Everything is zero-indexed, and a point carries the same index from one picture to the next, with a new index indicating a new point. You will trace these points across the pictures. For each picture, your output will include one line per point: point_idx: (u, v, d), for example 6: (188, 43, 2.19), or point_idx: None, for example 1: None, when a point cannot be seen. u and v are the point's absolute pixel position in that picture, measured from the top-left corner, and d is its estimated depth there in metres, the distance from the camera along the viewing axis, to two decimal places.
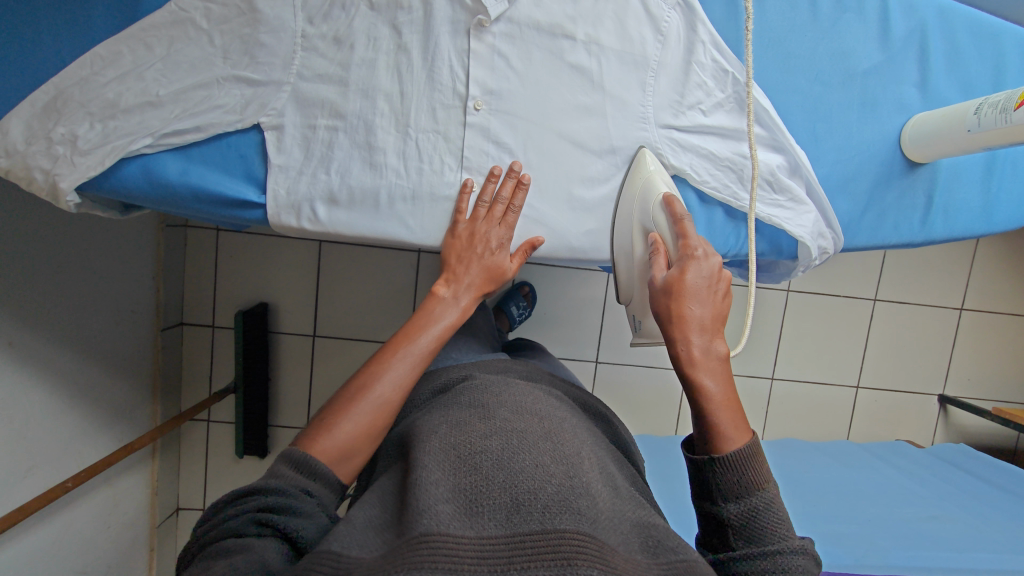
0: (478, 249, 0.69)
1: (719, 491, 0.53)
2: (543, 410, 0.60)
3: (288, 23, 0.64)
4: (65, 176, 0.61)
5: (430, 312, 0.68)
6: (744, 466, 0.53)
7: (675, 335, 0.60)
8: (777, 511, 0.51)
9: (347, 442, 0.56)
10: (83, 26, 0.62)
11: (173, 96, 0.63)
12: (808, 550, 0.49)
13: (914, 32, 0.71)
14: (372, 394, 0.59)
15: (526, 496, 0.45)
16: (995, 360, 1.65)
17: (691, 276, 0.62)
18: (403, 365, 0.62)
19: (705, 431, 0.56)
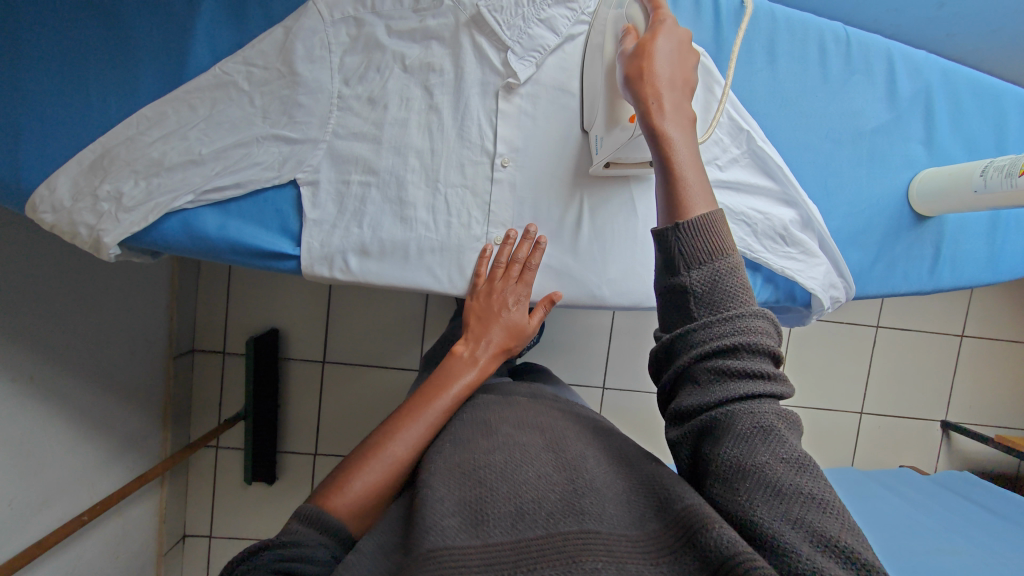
0: (496, 300, 0.70)
1: (682, 258, 0.44)
2: (547, 423, 0.57)
3: (325, 85, 0.67)
4: (109, 232, 0.64)
5: (451, 367, 0.66)
6: (709, 232, 0.45)
7: (642, 92, 0.51)
8: (740, 274, 0.44)
9: (361, 496, 0.53)
10: (130, 89, 0.65)
11: (213, 154, 0.65)
12: (768, 317, 0.44)
13: (919, 93, 0.74)
14: (390, 453, 0.56)
15: (529, 505, 0.43)
16: (996, 387, 1.67)
17: (664, 37, 0.52)
18: (423, 424, 0.59)
19: (670, 194, 0.48)
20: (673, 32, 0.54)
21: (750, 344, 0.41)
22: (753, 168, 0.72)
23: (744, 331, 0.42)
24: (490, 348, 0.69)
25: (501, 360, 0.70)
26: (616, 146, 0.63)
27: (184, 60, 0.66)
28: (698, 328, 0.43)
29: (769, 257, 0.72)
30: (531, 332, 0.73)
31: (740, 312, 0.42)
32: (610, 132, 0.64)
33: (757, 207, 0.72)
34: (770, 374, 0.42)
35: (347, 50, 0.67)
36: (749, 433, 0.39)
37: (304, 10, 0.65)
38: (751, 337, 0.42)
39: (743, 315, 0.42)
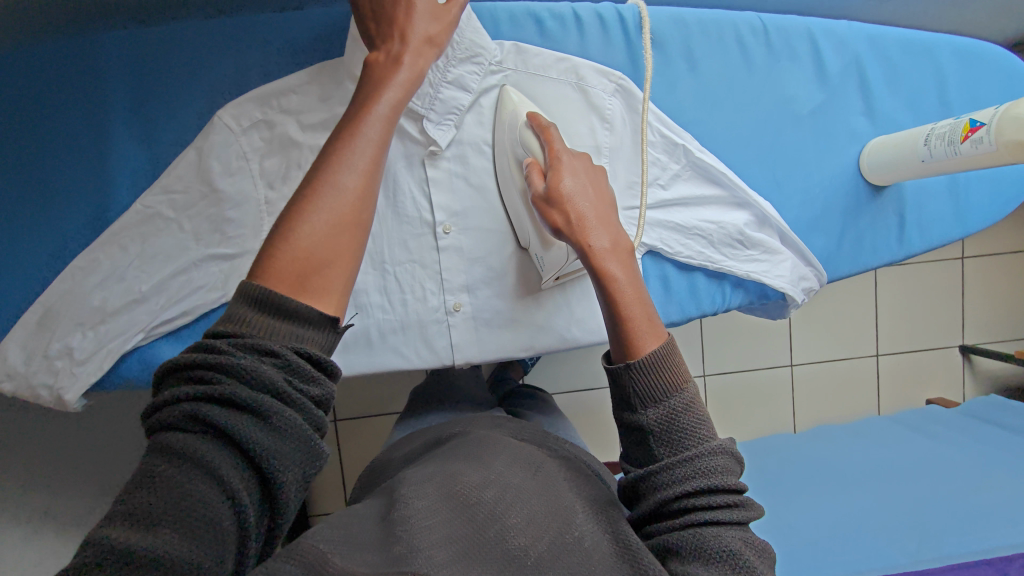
0: (416, 18, 0.56)
1: (637, 398, 0.46)
2: (540, 457, 0.50)
3: (250, 193, 0.66)
4: (69, 388, 0.64)
5: (374, 76, 0.52)
6: (659, 368, 0.46)
7: (575, 236, 0.53)
8: (697, 411, 0.46)
9: (316, 253, 0.42)
10: (60, 244, 0.65)
11: (154, 288, 0.64)
12: (730, 451, 0.44)
13: (850, 65, 0.72)
14: (333, 190, 0.44)
15: (518, 551, 0.38)
16: (1007, 301, 1.64)
17: (569, 177, 0.56)
18: (366, 146, 0.47)
19: (617, 331, 0.49)
20: (579, 165, 0.58)
21: (710, 486, 0.42)
22: (697, 178, 0.71)
23: (704, 469, 0.43)
24: (424, 48, 0.56)
25: (432, 56, 0.57)
26: (559, 263, 0.63)
27: (107, 203, 0.65)
28: (659, 468, 0.44)
29: (731, 265, 0.71)
30: (453, 26, 0.59)
31: (697, 452, 0.43)
32: (547, 250, 0.64)
33: (709, 218, 0.71)
34: (736, 503, 0.42)
35: (264, 153, 0.66)
36: (717, 560, 0.39)
37: (211, 126, 0.64)
38: (711, 476, 0.42)
39: (702, 454, 0.43)
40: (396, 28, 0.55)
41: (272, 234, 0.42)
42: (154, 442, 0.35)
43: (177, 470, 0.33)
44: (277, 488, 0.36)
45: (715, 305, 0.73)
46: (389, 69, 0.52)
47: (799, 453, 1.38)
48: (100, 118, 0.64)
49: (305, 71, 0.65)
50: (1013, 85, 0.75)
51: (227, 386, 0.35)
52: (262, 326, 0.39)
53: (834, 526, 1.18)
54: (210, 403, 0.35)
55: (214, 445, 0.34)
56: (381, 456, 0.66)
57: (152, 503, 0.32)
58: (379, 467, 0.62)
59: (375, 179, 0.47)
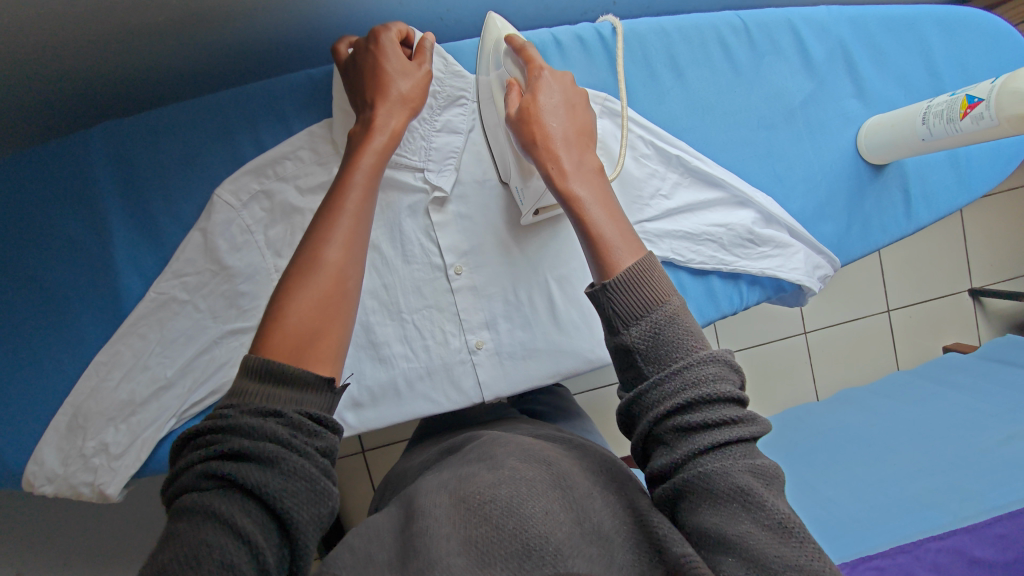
0: (394, 75, 0.55)
1: (618, 318, 0.43)
2: (559, 451, 0.48)
3: (259, 264, 0.65)
4: (109, 483, 0.64)
5: (357, 140, 0.53)
6: (637, 284, 0.43)
7: (541, 158, 0.51)
8: (682, 320, 0.42)
9: (306, 326, 0.43)
10: (79, 343, 0.65)
11: (180, 371, 0.64)
12: (720, 357, 0.41)
13: (834, 51, 0.72)
14: (319, 264, 0.45)
15: (537, 540, 0.36)
16: (1011, 240, 1.63)
17: (544, 95, 0.52)
18: (348, 216, 0.48)
19: (594, 249, 0.47)
20: (558, 82, 0.54)
21: (704, 398, 0.39)
22: (698, 184, 0.71)
23: (695, 379, 0.40)
24: (399, 107, 0.55)
25: (410, 114, 0.56)
26: (538, 194, 0.61)
27: (119, 296, 0.65)
28: (649, 386, 0.41)
29: (745, 264, 0.71)
30: (429, 76, 0.58)
31: (686, 361, 0.40)
32: (528, 183, 0.61)
33: (716, 222, 0.71)
34: (736, 419, 0.39)
35: (267, 223, 0.66)
36: (725, 499, 0.37)
37: (212, 206, 0.64)
38: (704, 385, 0.39)
39: (691, 364, 0.40)
40: (373, 89, 0.55)
41: (265, 315, 0.44)
42: (175, 505, 0.37)
43: (193, 526, 0.34)
44: (293, 529, 0.36)
45: (733, 305, 0.73)
46: (365, 134, 0.53)
47: (826, 422, 1.39)
48: (101, 214, 0.64)
49: (297, 137, 0.65)
50: (999, 45, 0.75)
51: (233, 441, 0.37)
52: (261, 392, 0.39)
53: (874, 494, 1.18)
54: (220, 459, 0.36)
55: (228, 497, 0.35)
56: (395, 466, 0.65)
57: (175, 558, 0.33)
58: (397, 474, 0.62)
59: (360, 247, 0.48)
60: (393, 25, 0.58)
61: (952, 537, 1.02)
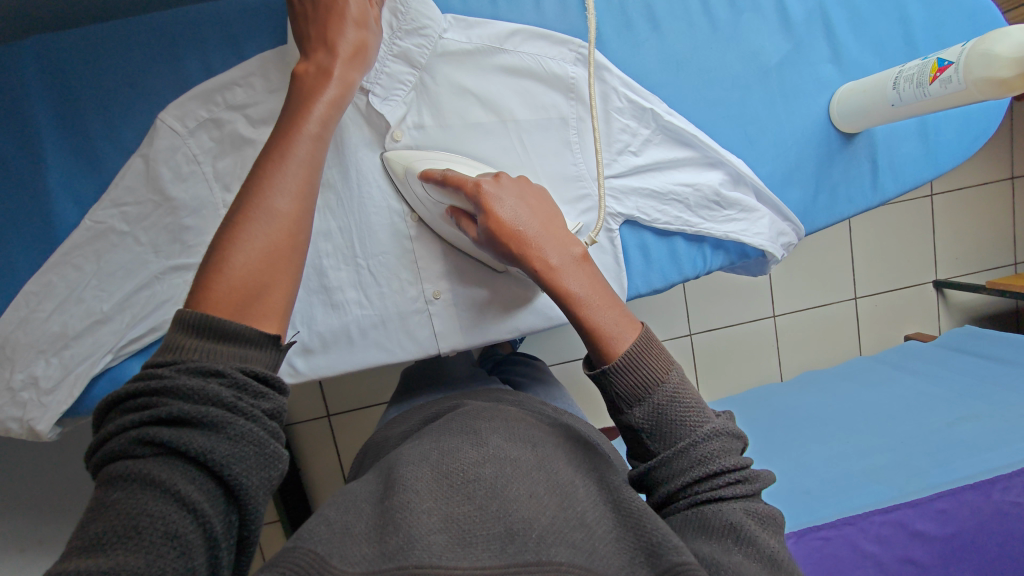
0: (348, 24, 0.54)
1: (620, 399, 0.45)
2: (537, 429, 0.49)
3: (206, 198, 0.63)
4: (39, 419, 0.61)
5: (307, 87, 0.52)
6: (638, 366, 0.45)
7: (525, 258, 0.52)
8: (683, 397, 0.45)
9: (254, 275, 0.42)
10: (8, 271, 0.61)
11: (117, 307, 0.62)
12: (725, 431, 0.43)
13: (813, 12, 0.71)
14: (270, 213, 0.45)
15: (520, 525, 0.37)
16: (978, 233, 1.65)
17: (501, 201, 0.52)
18: (298, 168, 0.48)
19: (585, 334, 0.48)
20: (504, 187, 0.54)
21: (710, 472, 0.41)
22: (668, 142, 0.69)
23: (704, 459, 0.42)
24: (352, 57, 0.54)
25: (364, 68, 0.56)
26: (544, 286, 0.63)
27: (53, 222, 0.61)
28: (659, 464, 0.43)
29: (710, 227, 0.70)
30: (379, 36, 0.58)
31: (689, 442, 0.42)
32: None
33: (684, 181, 0.69)
34: (738, 477, 0.42)
35: (215, 155, 0.62)
36: (715, 528, 0.39)
37: (155, 131, 0.60)
38: (710, 461, 0.42)
39: (697, 442, 0.42)
40: (328, 33, 0.53)
41: (205, 263, 0.42)
42: (106, 471, 0.34)
43: (130, 494, 0.32)
44: (241, 495, 0.35)
45: (696, 269, 0.72)
46: (320, 83, 0.52)
47: (786, 399, 1.42)
48: (33, 134, 0.60)
49: (249, 63, 0.61)
50: (976, 19, 0.74)
51: (172, 406, 0.34)
52: (201, 348, 0.37)
53: (826, 469, 1.21)
54: (158, 425, 0.34)
55: (169, 464, 0.33)
56: (374, 436, 0.64)
57: (109, 529, 0.30)
58: (375, 446, 0.61)
59: (310, 198, 0.48)
60: None
61: (896, 511, 1.06)
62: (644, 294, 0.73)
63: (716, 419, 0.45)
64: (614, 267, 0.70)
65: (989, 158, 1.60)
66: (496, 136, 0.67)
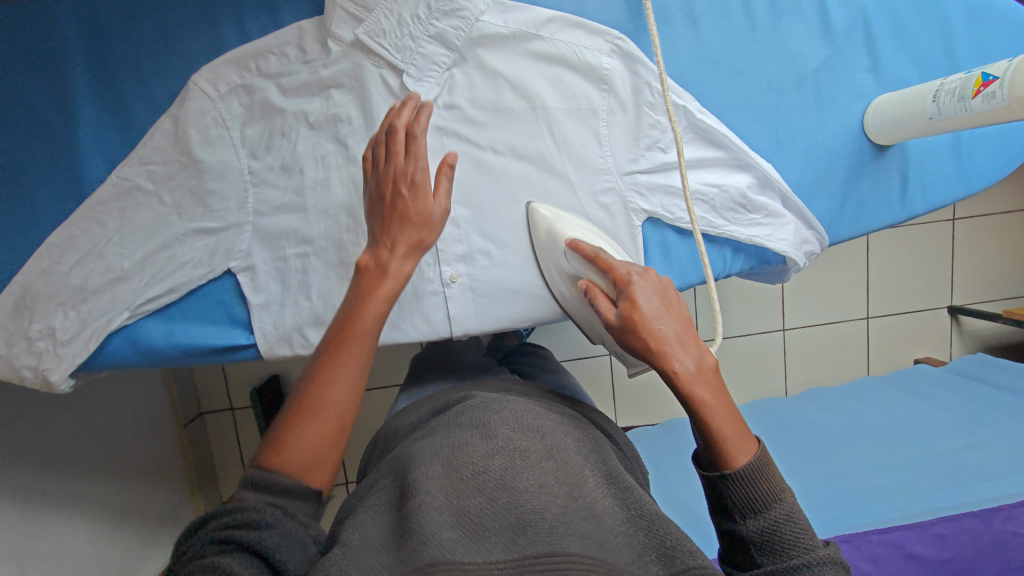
0: (408, 205, 0.53)
1: (735, 507, 0.45)
2: (544, 415, 0.49)
3: (232, 164, 0.63)
4: (54, 370, 0.61)
5: (365, 264, 0.52)
6: (758, 479, 0.45)
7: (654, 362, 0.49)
8: (799, 519, 0.44)
9: (305, 458, 0.43)
10: (33, 222, 0.61)
11: (137, 265, 0.62)
12: (841, 561, 0.42)
13: (856, 19, 0.69)
14: (323, 405, 0.44)
15: (530, 516, 0.38)
16: (998, 261, 1.63)
17: (641, 296, 0.50)
18: (358, 363, 0.47)
19: (710, 441, 0.47)
20: (650, 282, 0.52)
21: None
22: (698, 141, 0.68)
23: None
24: (413, 249, 0.53)
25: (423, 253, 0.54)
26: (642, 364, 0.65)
27: (80, 176, 0.62)
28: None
29: (733, 230, 0.70)
30: (445, 214, 0.56)
31: (801, 562, 0.42)
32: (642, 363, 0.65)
33: (711, 181, 0.69)
34: None
35: (244, 121, 0.63)
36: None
37: (187, 92, 0.61)
38: None
39: (811, 564, 0.42)
40: (386, 210, 0.53)
41: (269, 437, 0.44)
42: None
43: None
44: None
45: (715, 271, 0.72)
46: (376, 280, 0.50)
47: (790, 413, 1.41)
48: (67, 86, 0.61)
49: (284, 31, 0.61)
50: (1021, 38, 0.72)
51: (234, 515, 0.39)
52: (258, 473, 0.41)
53: (828, 485, 1.20)
54: (221, 533, 0.38)
55: (225, 555, 0.36)
56: (385, 428, 0.64)
57: None
58: (384, 438, 0.62)
59: (362, 383, 0.47)
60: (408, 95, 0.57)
61: (895, 532, 1.06)
62: None
63: (833, 547, 0.44)
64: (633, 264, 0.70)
65: (1016, 186, 1.57)
66: (526, 124, 0.67)
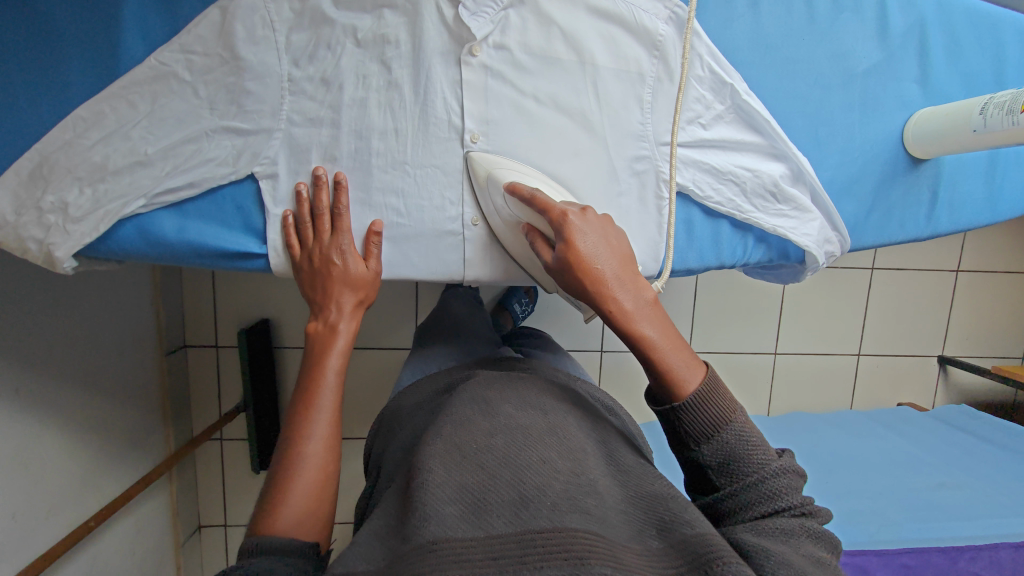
0: (347, 284, 0.66)
1: (691, 438, 0.53)
2: (551, 403, 0.57)
3: (273, 68, 0.62)
4: (60, 245, 0.60)
5: (318, 343, 0.67)
6: (709, 407, 0.53)
7: (600, 300, 0.56)
8: (746, 436, 0.53)
9: (301, 516, 0.55)
10: (61, 90, 0.60)
11: (161, 153, 0.61)
12: (782, 466, 0.52)
13: (913, 28, 0.69)
14: (302, 457, 0.59)
15: (533, 492, 0.44)
16: (994, 318, 1.64)
17: (583, 239, 0.56)
18: (324, 416, 0.62)
19: (657, 372, 0.55)
20: (590, 223, 0.58)
21: (770, 500, 0.50)
22: (738, 123, 0.68)
23: (774, 490, 0.50)
24: (356, 310, 0.68)
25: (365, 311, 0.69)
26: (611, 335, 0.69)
27: (117, 53, 0.60)
28: (727, 493, 0.51)
29: (759, 217, 0.70)
30: (377, 274, 0.67)
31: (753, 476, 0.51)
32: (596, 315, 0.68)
33: (746, 164, 0.68)
34: (789, 500, 0.50)
35: (292, 26, 0.61)
36: (769, 533, 0.47)
37: None
38: (770, 490, 0.50)
39: (758, 474, 0.51)
40: (328, 300, 0.66)
41: (268, 500, 0.56)
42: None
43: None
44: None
45: (734, 258, 0.72)
46: (329, 339, 0.66)
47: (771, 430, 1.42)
48: None
49: None
50: None
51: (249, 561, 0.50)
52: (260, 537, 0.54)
53: None
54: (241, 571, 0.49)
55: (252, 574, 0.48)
56: (392, 404, 0.74)
57: None
58: (393, 412, 0.71)
59: (335, 436, 0.62)
60: (318, 173, 0.64)
61: (861, 555, 1.06)
62: (677, 271, 0.72)
63: (774, 453, 0.53)
64: (656, 238, 0.70)
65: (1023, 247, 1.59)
66: (573, 76, 0.66)
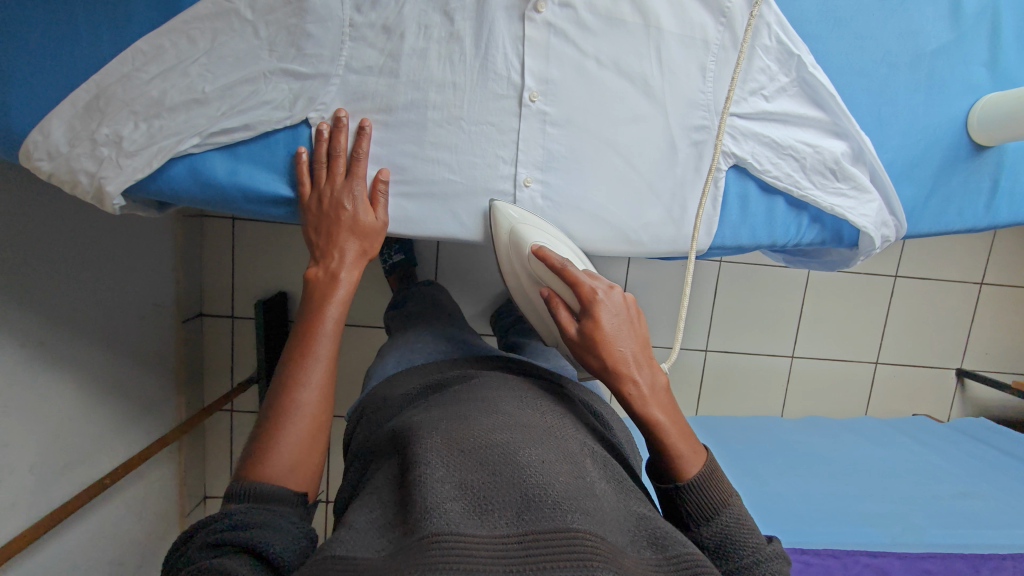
0: (347, 233, 0.65)
1: (688, 515, 0.55)
2: (546, 407, 0.56)
3: (335, 11, 0.60)
4: (111, 179, 0.59)
5: (318, 291, 0.66)
6: (705, 488, 0.55)
7: (619, 381, 0.58)
8: (742, 521, 0.54)
9: (290, 463, 0.55)
10: (118, 19, 0.58)
11: (218, 92, 0.60)
12: (778, 553, 0.52)
13: (985, 9, 0.68)
14: (295, 406, 0.58)
15: (536, 490, 0.42)
16: (1015, 333, 1.62)
17: (606, 320, 0.58)
18: (320, 367, 0.61)
19: (664, 453, 0.58)
20: (615, 301, 0.60)
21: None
22: (801, 97, 0.67)
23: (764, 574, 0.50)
24: (356, 262, 0.68)
25: (365, 263, 0.69)
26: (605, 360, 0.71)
27: None
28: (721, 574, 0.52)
29: (817, 194, 0.69)
30: (387, 225, 0.67)
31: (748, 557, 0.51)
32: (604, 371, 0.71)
33: (807, 140, 0.67)
34: None
35: None
36: None
37: None
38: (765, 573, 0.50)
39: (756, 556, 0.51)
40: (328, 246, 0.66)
41: (255, 452, 0.55)
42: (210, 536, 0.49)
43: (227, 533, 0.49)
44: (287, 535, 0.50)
45: (788, 236, 0.72)
46: (329, 288, 0.66)
47: (788, 432, 1.40)
48: None
49: None
50: None
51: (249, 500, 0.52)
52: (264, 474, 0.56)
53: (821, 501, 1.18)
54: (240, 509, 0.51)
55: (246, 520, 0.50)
56: (377, 391, 0.70)
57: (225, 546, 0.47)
58: (376, 402, 0.68)
59: (329, 385, 0.61)
60: (340, 114, 0.62)
61: (882, 557, 1.05)
62: (727, 246, 0.73)
63: (770, 543, 0.54)
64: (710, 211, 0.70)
65: None
66: (637, 38, 0.64)
